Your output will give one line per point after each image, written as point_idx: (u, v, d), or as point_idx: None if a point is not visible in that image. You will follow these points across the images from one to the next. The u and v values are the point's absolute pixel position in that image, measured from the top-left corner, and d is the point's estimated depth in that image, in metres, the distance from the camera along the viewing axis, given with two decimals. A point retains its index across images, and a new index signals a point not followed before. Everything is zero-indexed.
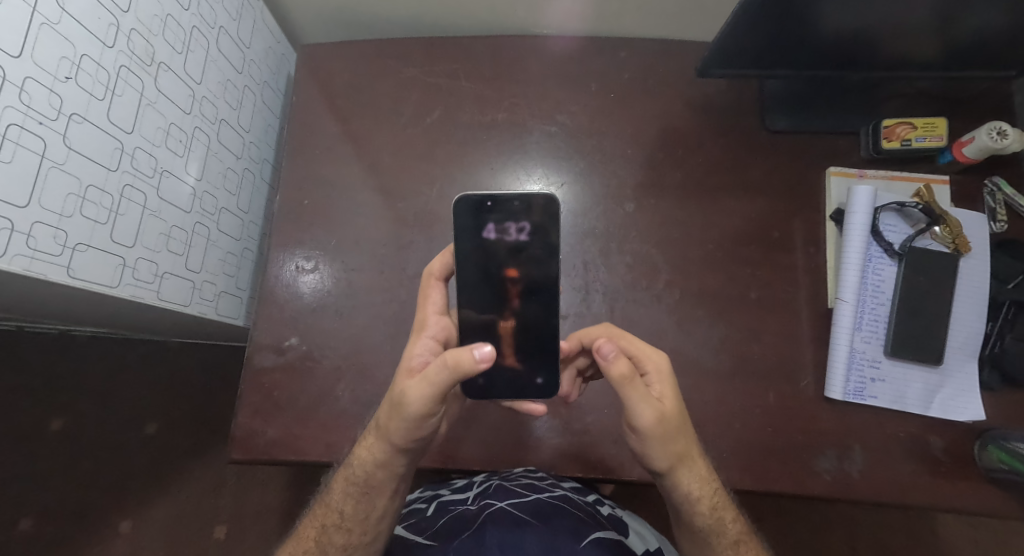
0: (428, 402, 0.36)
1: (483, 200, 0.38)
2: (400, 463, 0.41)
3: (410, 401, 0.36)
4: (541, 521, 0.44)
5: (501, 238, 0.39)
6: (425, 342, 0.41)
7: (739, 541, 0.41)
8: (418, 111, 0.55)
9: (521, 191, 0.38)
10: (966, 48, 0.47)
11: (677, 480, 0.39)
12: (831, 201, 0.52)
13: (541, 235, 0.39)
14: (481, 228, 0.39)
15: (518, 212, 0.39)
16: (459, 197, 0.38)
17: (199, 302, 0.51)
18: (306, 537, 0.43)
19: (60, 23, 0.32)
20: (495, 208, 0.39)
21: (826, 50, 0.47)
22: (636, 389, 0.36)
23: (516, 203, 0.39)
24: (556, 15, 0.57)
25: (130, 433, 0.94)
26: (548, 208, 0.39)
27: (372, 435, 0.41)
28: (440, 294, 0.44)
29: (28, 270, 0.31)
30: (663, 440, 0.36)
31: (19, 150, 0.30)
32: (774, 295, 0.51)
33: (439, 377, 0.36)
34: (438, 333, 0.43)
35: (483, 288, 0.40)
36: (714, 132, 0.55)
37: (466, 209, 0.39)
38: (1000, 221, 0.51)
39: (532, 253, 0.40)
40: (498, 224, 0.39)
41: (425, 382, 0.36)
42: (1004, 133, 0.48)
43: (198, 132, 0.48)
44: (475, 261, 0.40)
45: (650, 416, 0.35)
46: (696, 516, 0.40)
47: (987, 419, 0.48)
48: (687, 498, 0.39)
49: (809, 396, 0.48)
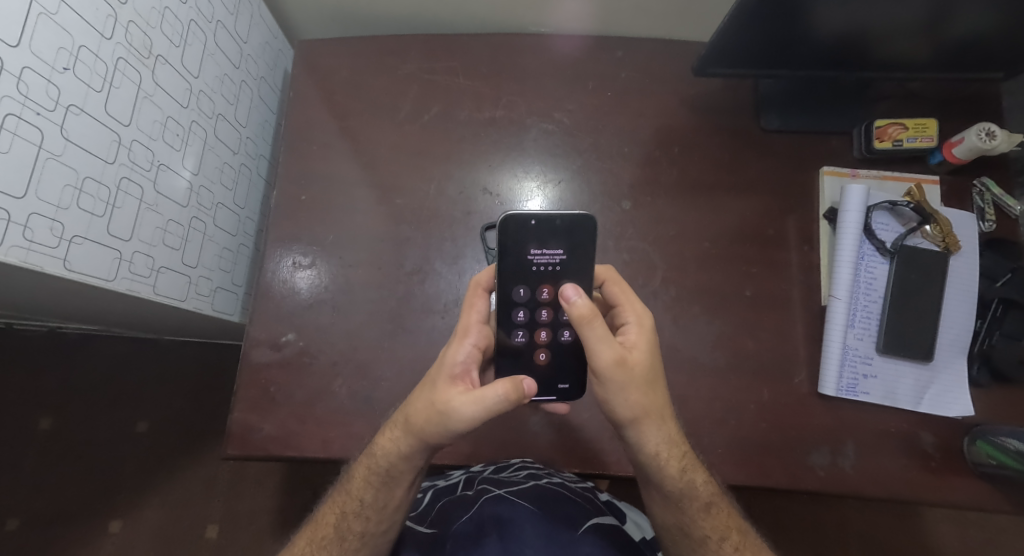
0: (474, 421, 0.34)
1: (526, 217, 0.39)
2: (423, 456, 0.39)
3: (460, 419, 0.34)
4: (550, 506, 0.45)
5: (537, 256, 0.40)
6: (466, 348, 0.38)
7: (711, 503, 0.41)
8: (416, 107, 0.55)
9: (568, 212, 0.39)
10: (956, 51, 0.48)
11: (643, 436, 0.38)
12: (825, 199, 0.53)
13: (578, 256, 0.40)
14: (522, 245, 0.40)
15: (560, 233, 0.40)
16: (507, 214, 0.39)
17: (195, 298, 0.51)
18: (324, 523, 0.43)
19: (58, 14, 0.32)
20: (539, 226, 0.40)
21: (822, 50, 0.48)
22: (600, 327, 0.34)
23: (558, 223, 0.40)
24: (554, 13, 0.58)
25: (121, 431, 0.93)
26: (589, 231, 0.40)
27: (399, 428, 0.38)
28: (485, 303, 0.41)
29: (24, 262, 0.31)
30: (623, 387, 0.35)
31: (16, 140, 0.29)
32: (769, 292, 0.51)
33: (497, 406, 0.34)
34: (481, 340, 0.39)
35: (515, 302, 0.41)
36: (710, 132, 0.55)
37: (515, 227, 0.40)
38: (988, 220, 0.52)
39: (567, 273, 0.40)
40: (541, 243, 0.40)
41: (479, 403, 0.33)
42: (993, 134, 0.49)
43: (195, 126, 0.48)
44: (514, 276, 0.40)
45: (608, 356, 0.34)
46: (665, 477, 0.40)
47: (976, 414, 0.49)
48: (653, 458, 0.39)
49: (803, 392, 0.49)
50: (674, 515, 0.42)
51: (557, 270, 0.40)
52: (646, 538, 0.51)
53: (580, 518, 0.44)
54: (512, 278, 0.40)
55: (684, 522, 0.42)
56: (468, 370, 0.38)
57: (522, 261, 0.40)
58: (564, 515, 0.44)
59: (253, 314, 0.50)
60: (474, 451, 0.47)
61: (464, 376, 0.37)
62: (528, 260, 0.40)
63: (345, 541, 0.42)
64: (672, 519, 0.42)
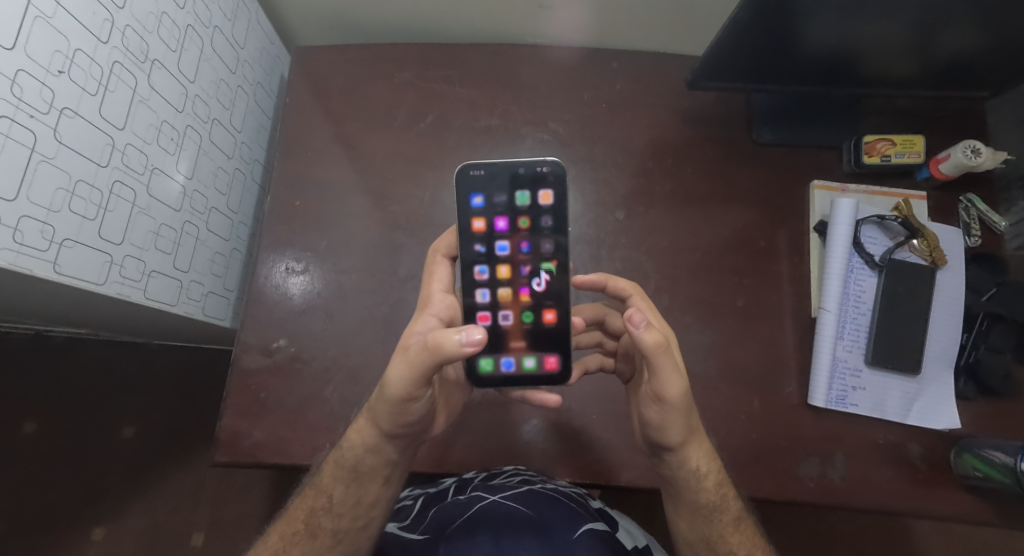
0: (407, 383, 0.34)
1: (482, 169, 0.39)
2: (393, 449, 0.41)
3: (394, 382, 0.35)
4: (535, 512, 0.43)
5: (501, 212, 0.40)
6: (426, 320, 0.39)
7: (739, 518, 0.43)
8: (412, 115, 0.56)
9: (528, 159, 0.39)
10: (941, 70, 0.49)
11: (685, 456, 0.40)
12: (814, 213, 0.54)
13: (553, 208, 0.39)
14: (488, 200, 0.40)
15: (525, 184, 0.39)
16: (459, 168, 0.39)
17: (186, 302, 0.51)
18: (295, 518, 0.43)
19: (54, 17, 0.32)
20: (499, 180, 0.39)
21: (813, 65, 0.48)
22: (671, 358, 0.35)
23: (521, 172, 0.39)
24: (551, 25, 0.58)
25: (106, 436, 0.92)
26: (557, 179, 0.39)
27: (364, 419, 0.40)
28: (446, 271, 0.42)
29: (13, 264, 0.30)
30: (683, 412, 0.38)
31: (8, 143, 0.29)
32: (759, 303, 0.52)
33: (419, 359, 0.33)
34: (442, 312, 0.40)
35: (477, 257, 0.40)
36: (703, 144, 0.56)
37: (473, 182, 0.39)
38: (974, 235, 0.53)
39: (544, 228, 0.40)
40: (506, 193, 0.39)
41: (406, 363, 0.34)
42: (978, 151, 0.51)
43: (190, 130, 0.48)
44: (482, 237, 0.40)
45: (679, 386, 0.36)
46: (701, 492, 0.42)
47: (962, 427, 0.49)
48: (693, 473, 0.41)
49: (792, 403, 0.49)
50: (700, 530, 0.43)
51: (529, 227, 0.40)
52: (639, 546, 0.47)
53: (573, 521, 0.43)
54: (474, 233, 0.39)
55: (711, 536, 0.43)
56: None
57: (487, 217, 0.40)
58: (556, 518, 0.43)
59: (243, 319, 0.50)
60: (464, 456, 0.47)
61: None
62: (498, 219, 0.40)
63: (324, 539, 0.41)
64: (697, 534, 0.44)
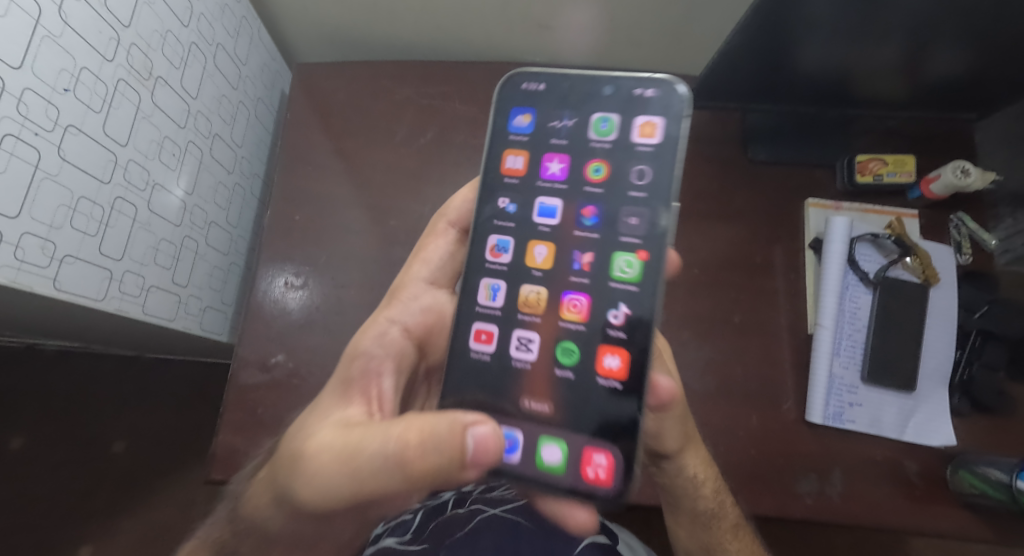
0: (339, 488, 0.25)
1: (540, 82, 0.36)
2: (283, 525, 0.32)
3: (323, 483, 0.25)
4: (535, 524, 0.44)
5: (567, 147, 0.35)
6: (382, 328, 0.37)
7: (738, 525, 0.44)
8: (411, 131, 0.56)
9: (615, 76, 0.34)
10: (929, 90, 0.51)
11: (682, 463, 0.41)
12: (809, 230, 0.55)
13: (652, 152, 0.33)
14: (546, 127, 0.35)
15: (607, 113, 0.34)
16: (512, 72, 0.36)
17: (184, 316, 0.50)
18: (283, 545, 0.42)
19: (61, 36, 0.32)
20: (571, 106, 0.35)
21: (806, 84, 0.50)
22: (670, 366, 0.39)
23: (603, 93, 0.35)
24: (549, 44, 0.59)
25: (96, 451, 0.90)
26: (657, 110, 0.33)
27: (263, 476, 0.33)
28: (438, 245, 0.42)
29: (13, 281, 0.30)
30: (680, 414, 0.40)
31: (13, 160, 0.29)
32: (757, 319, 0.52)
33: (375, 466, 0.24)
34: (408, 320, 0.39)
35: (517, 212, 0.35)
36: (700, 161, 0.57)
37: (533, 98, 0.36)
38: (965, 253, 0.54)
39: (627, 184, 0.33)
40: (572, 118, 0.35)
41: (349, 464, 0.25)
42: (967, 171, 0.52)
43: (192, 145, 0.48)
44: (534, 179, 0.35)
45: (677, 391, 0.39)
46: (700, 499, 0.43)
47: (958, 444, 0.49)
48: (691, 480, 0.42)
49: (790, 419, 0.49)
50: (700, 536, 0.44)
51: (602, 178, 0.34)
52: None
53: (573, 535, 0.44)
54: (525, 170, 0.35)
55: (711, 542, 0.44)
56: (374, 371, 0.34)
57: (545, 151, 0.35)
58: (556, 532, 0.44)
59: (241, 334, 0.50)
60: None
61: (365, 381, 0.34)
62: (563, 157, 0.35)
63: None
64: (697, 542, 0.45)
